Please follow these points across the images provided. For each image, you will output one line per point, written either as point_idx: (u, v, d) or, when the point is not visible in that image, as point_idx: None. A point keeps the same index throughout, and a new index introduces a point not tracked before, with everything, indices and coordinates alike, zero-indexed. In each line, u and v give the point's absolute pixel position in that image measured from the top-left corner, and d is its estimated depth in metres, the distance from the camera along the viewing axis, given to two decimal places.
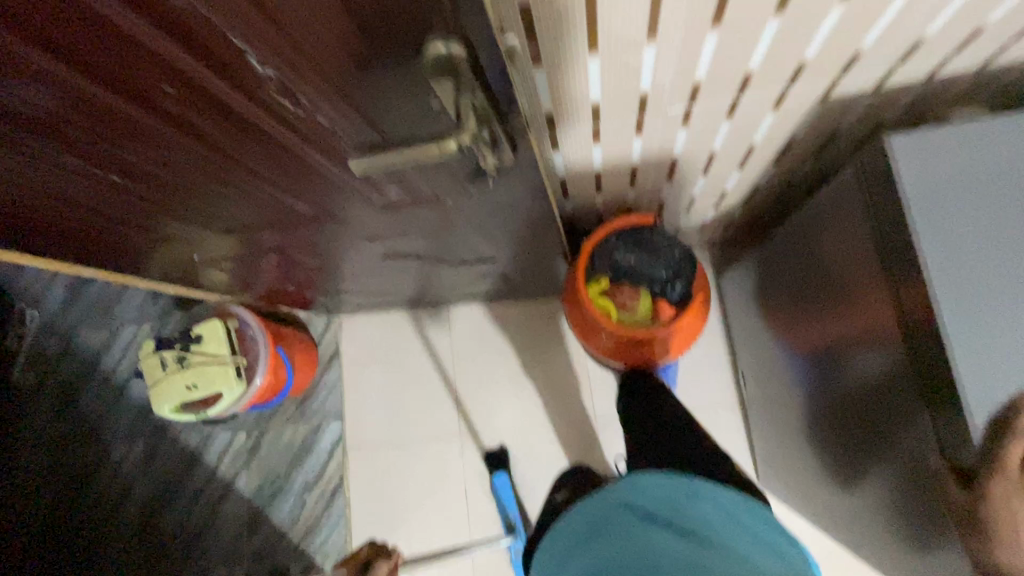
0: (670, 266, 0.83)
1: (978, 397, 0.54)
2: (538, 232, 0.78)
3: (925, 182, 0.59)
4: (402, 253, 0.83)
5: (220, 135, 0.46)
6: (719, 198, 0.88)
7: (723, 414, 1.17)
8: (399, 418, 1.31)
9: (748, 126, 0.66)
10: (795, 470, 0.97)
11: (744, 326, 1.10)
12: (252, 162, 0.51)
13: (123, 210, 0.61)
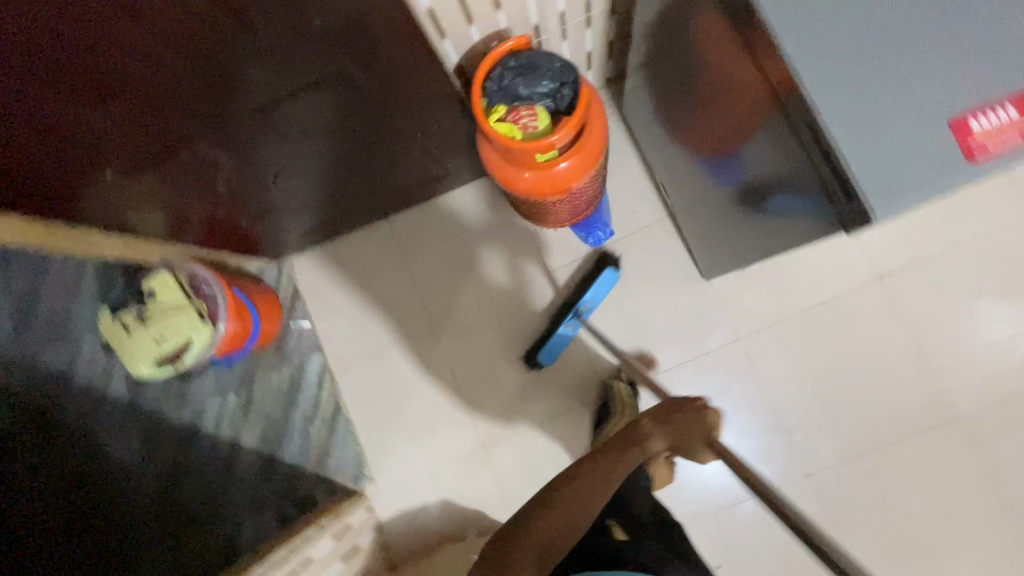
0: (555, 78, 0.82)
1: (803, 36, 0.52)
2: (413, 60, 0.84)
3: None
4: (303, 123, 0.87)
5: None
6: (584, 4, 0.93)
7: (658, 233, 1.26)
8: (372, 331, 1.37)
9: None
10: (724, 248, 1.06)
11: (652, 140, 1.17)
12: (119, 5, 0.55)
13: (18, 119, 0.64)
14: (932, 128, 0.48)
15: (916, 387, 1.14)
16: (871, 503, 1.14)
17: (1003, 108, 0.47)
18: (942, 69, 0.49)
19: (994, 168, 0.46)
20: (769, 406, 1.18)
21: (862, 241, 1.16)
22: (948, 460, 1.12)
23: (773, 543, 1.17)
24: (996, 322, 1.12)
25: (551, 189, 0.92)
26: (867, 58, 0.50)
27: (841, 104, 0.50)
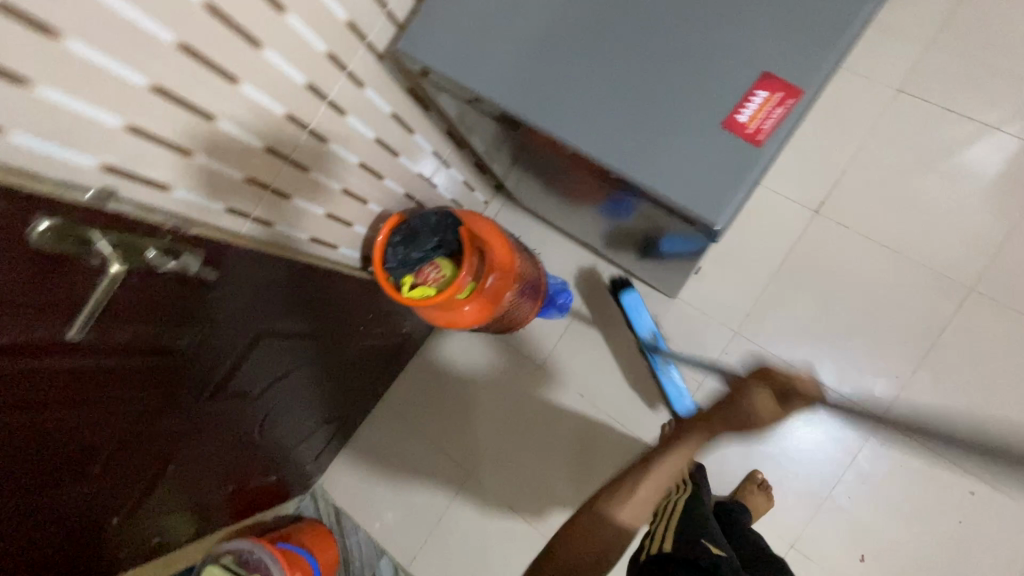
0: (435, 229, 0.91)
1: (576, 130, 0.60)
2: (326, 281, 0.93)
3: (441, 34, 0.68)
4: (261, 382, 0.93)
5: (15, 420, 0.55)
6: (432, 156, 1.05)
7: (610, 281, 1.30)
8: (420, 508, 1.35)
9: (366, 103, 0.82)
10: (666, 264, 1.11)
11: (554, 213, 1.26)
12: (60, 418, 0.60)
13: (19, 542, 0.68)
14: (715, 136, 0.55)
15: (914, 284, 1.12)
16: (955, 410, 1.08)
17: (755, 92, 0.55)
18: (691, 87, 0.57)
19: (774, 140, 0.54)
20: (800, 375, 1.15)
21: (779, 190, 1.20)
22: (989, 330, 1.08)
23: (899, 502, 1.08)
24: (941, 190, 1.13)
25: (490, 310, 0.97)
26: (631, 115, 0.58)
27: (634, 157, 0.57)
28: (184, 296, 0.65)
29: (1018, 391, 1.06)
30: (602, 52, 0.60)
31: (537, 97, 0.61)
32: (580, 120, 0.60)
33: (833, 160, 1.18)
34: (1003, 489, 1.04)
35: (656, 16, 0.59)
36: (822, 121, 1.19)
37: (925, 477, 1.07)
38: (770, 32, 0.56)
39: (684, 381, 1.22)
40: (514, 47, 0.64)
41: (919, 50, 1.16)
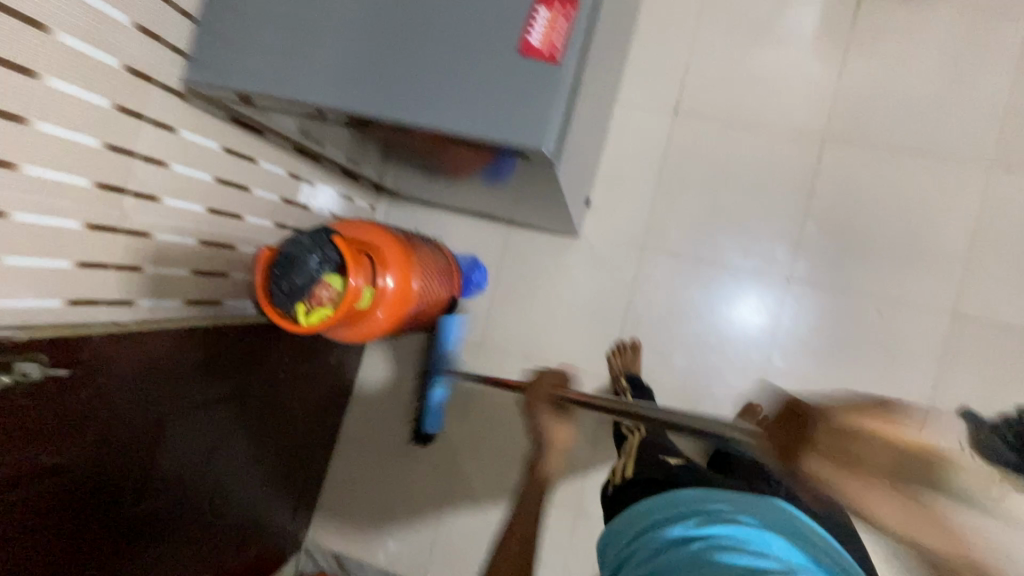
0: (310, 247, 0.87)
1: (385, 106, 0.59)
2: (221, 340, 0.89)
3: (227, 44, 0.66)
4: (194, 464, 0.88)
5: None
6: (290, 178, 1.01)
7: (516, 241, 1.30)
8: (416, 520, 1.33)
9: (187, 147, 0.76)
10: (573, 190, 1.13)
11: (440, 194, 1.24)
12: None
13: None
14: (514, 64, 0.55)
15: (782, 147, 1.17)
16: (851, 246, 1.14)
17: (535, 9, 0.55)
18: (484, 21, 0.57)
19: (568, 52, 0.54)
20: (711, 265, 1.20)
21: (636, 103, 1.23)
22: (856, 163, 1.14)
23: (834, 347, 1.14)
24: (775, 53, 1.18)
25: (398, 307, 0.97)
26: (432, 66, 0.58)
27: (449, 111, 0.57)
28: (38, 407, 0.61)
29: (901, 209, 1.12)
30: (389, 17, 0.60)
31: (356, 79, 0.60)
32: (385, 96, 0.59)
33: (674, 59, 1.22)
34: (912, 301, 1.11)
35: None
36: (651, 29, 1.23)
37: (849, 315, 1.14)
38: None
39: (614, 311, 1.24)
40: (302, 45, 0.62)
41: None
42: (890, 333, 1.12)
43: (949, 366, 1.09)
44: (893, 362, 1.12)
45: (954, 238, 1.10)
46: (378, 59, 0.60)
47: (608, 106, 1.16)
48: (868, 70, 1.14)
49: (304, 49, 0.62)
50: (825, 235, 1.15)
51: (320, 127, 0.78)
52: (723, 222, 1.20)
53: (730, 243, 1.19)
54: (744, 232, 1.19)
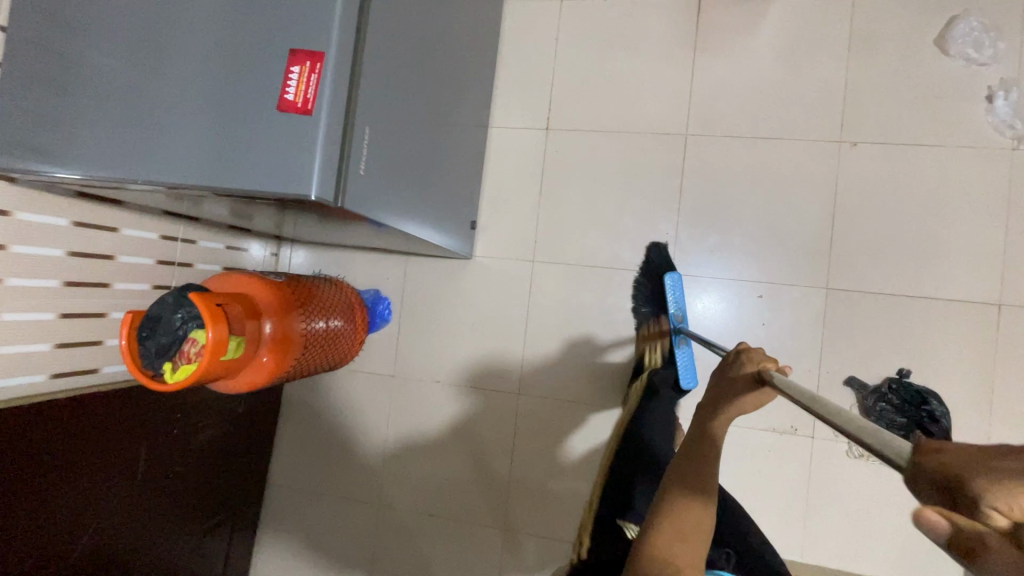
0: (173, 306, 0.89)
1: (169, 173, 0.63)
2: (97, 408, 0.91)
3: (31, 130, 0.69)
4: (79, 533, 0.89)
5: None
6: (163, 241, 1.03)
7: (415, 270, 1.33)
8: (352, 560, 1.33)
9: (29, 229, 0.79)
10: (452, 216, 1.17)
11: (330, 235, 1.27)
12: None
13: None
14: (276, 121, 0.60)
15: (647, 150, 1.22)
16: (724, 235, 1.18)
17: (288, 70, 0.60)
18: (246, 85, 0.61)
19: (322, 105, 0.59)
20: (599, 270, 1.24)
21: (509, 124, 1.28)
22: (717, 156, 1.19)
23: (722, 335, 1.18)
24: (628, 62, 1.23)
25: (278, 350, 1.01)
26: (207, 132, 0.62)
27: (225, 171, 0.61)
28: None
29: (764, 195, 1.17)
30: (165, 90, 0.64)
31: (180, 150, 0.63)
32: (169, 164, 0.63)
33: (538, 79, 1.27)
34: (787, 281, 1.15)
35: (241, 31, 0.62)
36: (513, 53, 1.28)
37: (731, 301, 1.18)
38: (283, 16, 0.61)
39: (514, 326, 1.27)
40: (93, 125, 0.66)
41: None
42: (771, 314, 1.16)
43: (830, 338, 1.13)
44: (779, 342, 1.15)
45: (815, 216, 1.14)
46: (196, 127, 0.62)
47: (477, 130, 1.21)
48: (715, 65, 1.20)
49: (95, 128, 0.66)
50: (699, 228, 1.19)
51: (156, 193, 0.82)
52: (605, 228, 1.24)
53: (613, 247, 1.23)
54: (624, 235, 1.23)
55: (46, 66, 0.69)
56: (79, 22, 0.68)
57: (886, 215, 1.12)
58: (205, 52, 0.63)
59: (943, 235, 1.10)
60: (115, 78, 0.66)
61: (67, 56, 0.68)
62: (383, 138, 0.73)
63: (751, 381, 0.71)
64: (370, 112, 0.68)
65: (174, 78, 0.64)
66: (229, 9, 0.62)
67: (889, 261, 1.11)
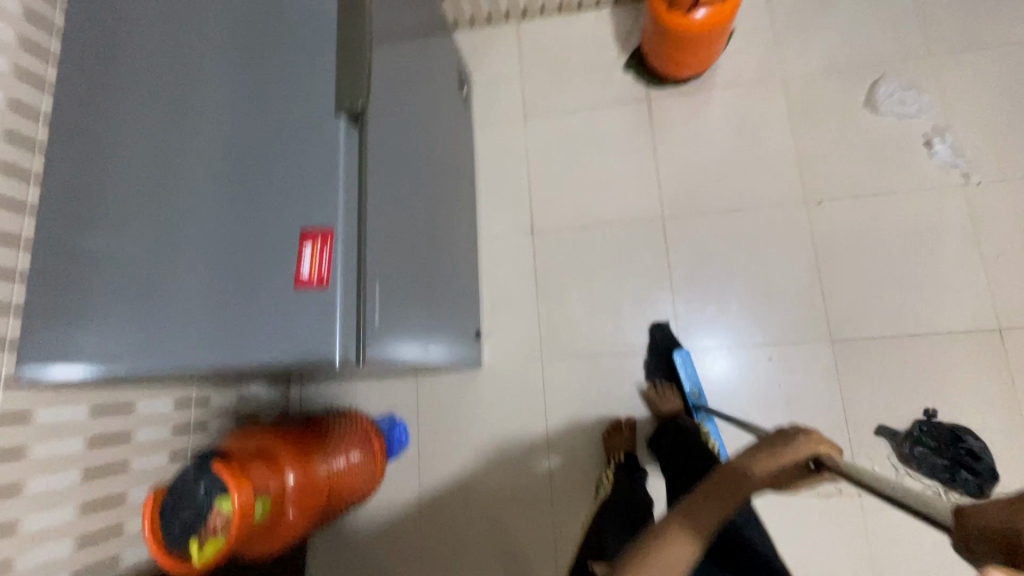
0: (194, 476, 0.87)
1: (199, 358, 0.67)
2: None
3: (56, 334, 0.73)
4: None
5: None
6: (178, 406, 1.04)
7: (426, 387, 1.33)
8: None
9: (50, 426, 0.80)
10: (459, 331, 1.19)
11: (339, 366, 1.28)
12: None
13: None
14: (296, 296, 0.65)
15: (630, 237, 1.29)
16: (720, 305, 1.22)
17: (301, 249, 0.65)
18: (265, 266, 0.66)
19: (336, 276, 0.64)
20: (608, 358, 1.25)
21: (497, 233, 1.35)
22: (697, 233, 1.26)
23: (741, 401, 1.18)
24: (597, 163, 1.34)
25: (302, 500, 0.98)
26: (230, 313, 0.66)
27: (253, 350, 0.66)
28: None
29: (749, 261, 1.22)
30: (187, 280, 0.68)
31: (207, 335, 0.67)
32: (198, 350, 0.67)
33: (517, 189, 1.36)
34: (791, 340, 1.18)
35: (246, 212, 0.68)
36: (490, 169, 1.38)
37: (743, 367, 1.19)
38: (292, 200, 0.67)
39: (535, 428, 1.25)
40: (118, 320, 0.70)
41: (517, 83, 1.40)
42: (785, 373, 1.17)
43: (848, 389, 1.13)
44: (799, 400, 1.15)
45: (800, 275, 1.19)
46: (221, 311, 0.67)
47: (468, 244, 1.27)
48: (676, 151, 1.30)
49: (119, 324, 0.70)
50: (697, 302, 1.23)
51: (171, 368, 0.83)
52: (605, 315, 1.27)
53: (617, 332, 1.26)
54: (625, 319, 1.26)
55: (68, 270, 0.74)
56: (95, 216, 0.73)
57: (867, 262, 1.17)
58: (215, 234, 0.68)
59: (926, 272, 1.15)
60: (136, 272, 0.70)
61: (89, 258, 0.73)
62: (390, 286, 0.77)
63: (796, 468, 0.59)
64: (378, 267, 0.73)
65: (194, 267, 0.68)
66: (241, 199, 0.69)
67: (883, 304, 1.15)
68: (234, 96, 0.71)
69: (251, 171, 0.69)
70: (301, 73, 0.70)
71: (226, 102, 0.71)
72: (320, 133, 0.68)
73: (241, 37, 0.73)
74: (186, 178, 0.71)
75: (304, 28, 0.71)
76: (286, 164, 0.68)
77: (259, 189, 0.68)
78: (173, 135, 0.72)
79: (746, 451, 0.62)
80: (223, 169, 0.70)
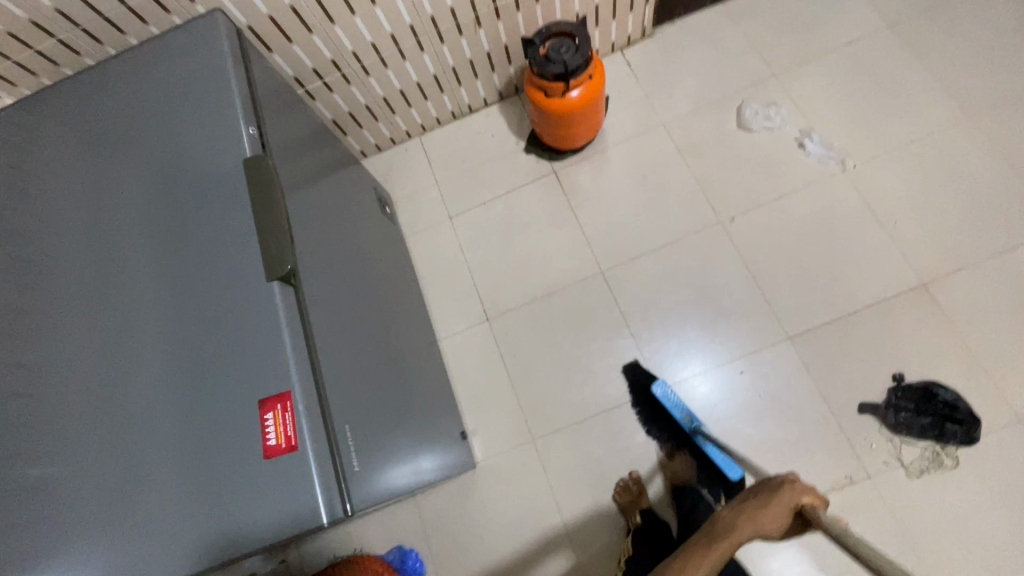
0: None
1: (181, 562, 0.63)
2: None
3: None
4: None
5: None
6: None
7: (427, 505, 1.27)
8: None
9: None
10: (445, 439, 1.17)
11: None
12: None
13: None
14: (269, 468, 0.64)
15: (579, 297, 1.35)
16: (680, 335, 1.27)
17: (263, 420, 0.65)
18: (230, 446, 0.65)
19: (304, 437, 0.64)
20: (595, 417, 1.26)
21: (454, 330, 1.38)
22: (637, 276, 1.33)
23: (730, 416, 1.20)
24: (528, 239, 1.41)
25: None
26: (206, 505, 0.64)
27: (238, 535, 0.63)
28: None
29: (691, 287, 1.30)
30: (149, 484, 0.65)
31: (185, 535, 0.64)
32: (178, 555, 0.64)
33: (461, 283, 1.41)
34: (753, 347, 1.23)
35: (199, 382, 0.68)
36: (431, 272, 1.43)
37: (721, 386, 1.22)
38: (243, 373, 0.67)
39: (547, 512, 1.22)
40: (77, 551, 0.64)
41: (434, 188, 1.49)
42: (760, 380, 1.21)
43: (821, 379, 1.18)
44: (781, 401, 1.19)
45: (740, 287, 1.28)
46: (194, 505, 0.64)
47: (430, 349, 1.28)
48: (594, 210, 1.40)
49: (80, 555, 0.64)
50: (658, 338, 1.28)
51: None
52: (579, 376, 1.29)
53: (596, 390, 1.27)
54: (599, 375, 1.28)
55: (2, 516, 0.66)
56: (24, 435, 0.68)
57: (792, 259, 1.27)
58: (171, 413, 0.67)
59: (843, 253, 1.25)
60: (89, 492, 0.66)
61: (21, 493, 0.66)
62: (362, 422, 0.78)
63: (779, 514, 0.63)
64: (344, 409, 0.73)
65: (155, 468, 0.66)
66: (191, 384, 0.68)
67: (819, 291, 1.24)
68: (159, 273, 0.73)
69: (194, 339, 0.70)
70: (222, 234, 0.73)
71: (153, 281, 0.73)
72: (254, 288, 0.70)
73: (155, 218, 0.75)
74: (126, 367, 0.70)
75: (218, 195, 0.75)
76: (227, 323, 0.70)
77: (206, 355, 0.69)
78: (102, 328, 0.72)
79: (735, 501, 0.64)
80: (164, 345, 0.70)
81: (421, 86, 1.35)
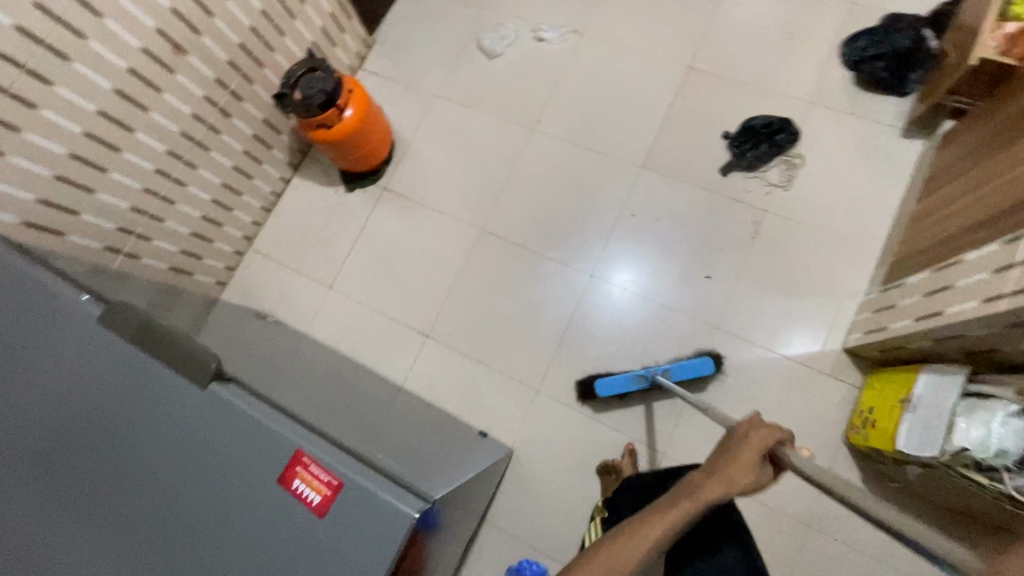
0: None
1: None
2: None
3: None
4: None
5: None
6: None
7: (504, 513, 1.25)
8: None
9: None
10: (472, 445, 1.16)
11: None
12: None
13: None
14: (332, 522, 0.58)
15: (482, 261, 1.40)
16: (573, 226, 1.39)
17: (295, 489, 0.60)
18: (285, 538, 0.59)
19: (341, 470, 0.60)
20: (565, 333, 1.32)
21: (409, 365, 1.36)
22: (510, 212, 1.42)
23: (650, 253, 1.34)
24: (407, 252, 1.44)
25: None
26: None
27: None
28: None
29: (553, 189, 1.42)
30: None
31: None
32: None
33: (383, 327, 1.40)
34: (626, 193, 1.38)
35: (189, 509, 0.62)
36: (351, 339, 1.40)
37: (627, 237, 1.36)
38: (246, 473, 0.62)
39: (593, 431, 1.25)
40: None
41: (298, 274, 1.46)
42: (648, 211, 1.37)
43: (685, 176, 1.36)
44: (672, 213, 1.35)
45: (584, 161, 1.42)
46: None
47: (401, 394, 1.25)
48: (440, 192, 1.47)
49: None
50: (559, 241, 1.39)
51: None
52: (529, 315, 1.35)
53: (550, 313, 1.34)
54: (543, 301, 1.35)
55: None
56: None
57: (601, 115, 1.44)
58: (186, 554, 0.62)
59: (627, 87, 1.45)
60: None
61: None
62: (383, 443, 0.73)
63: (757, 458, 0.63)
64: (358, 438, 0.69)
65: None
66: (212, 522, 0.62)
67: (635, 123, 1.42)
68: (93, 460, 0.66)
69: (173, 484, 0.63)
70: (131, 384, 0.67)
71: (93, 470, 0.66)
72: (185, 396, 0.66)
73: (51, 422, 0.68)
74: (117, 553, 0.64)
75: (102, 361, 0.69)
76: (181, 444, 0.64)
77: (182, 484, 0.63)
78: (71, 545, 0.64)
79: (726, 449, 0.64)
80: (145, 508, 0.64)
81: (219, 199, 1.32)
